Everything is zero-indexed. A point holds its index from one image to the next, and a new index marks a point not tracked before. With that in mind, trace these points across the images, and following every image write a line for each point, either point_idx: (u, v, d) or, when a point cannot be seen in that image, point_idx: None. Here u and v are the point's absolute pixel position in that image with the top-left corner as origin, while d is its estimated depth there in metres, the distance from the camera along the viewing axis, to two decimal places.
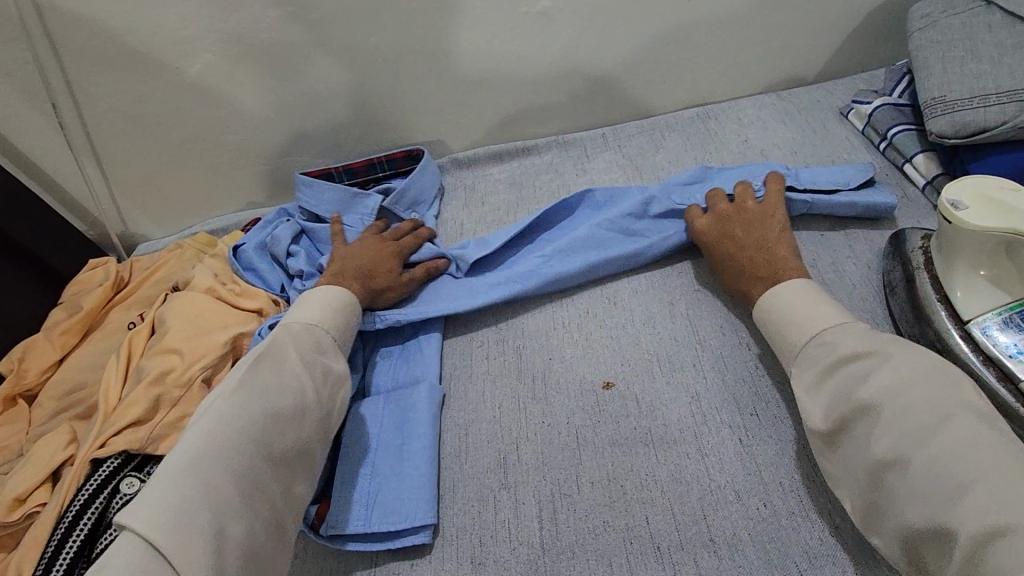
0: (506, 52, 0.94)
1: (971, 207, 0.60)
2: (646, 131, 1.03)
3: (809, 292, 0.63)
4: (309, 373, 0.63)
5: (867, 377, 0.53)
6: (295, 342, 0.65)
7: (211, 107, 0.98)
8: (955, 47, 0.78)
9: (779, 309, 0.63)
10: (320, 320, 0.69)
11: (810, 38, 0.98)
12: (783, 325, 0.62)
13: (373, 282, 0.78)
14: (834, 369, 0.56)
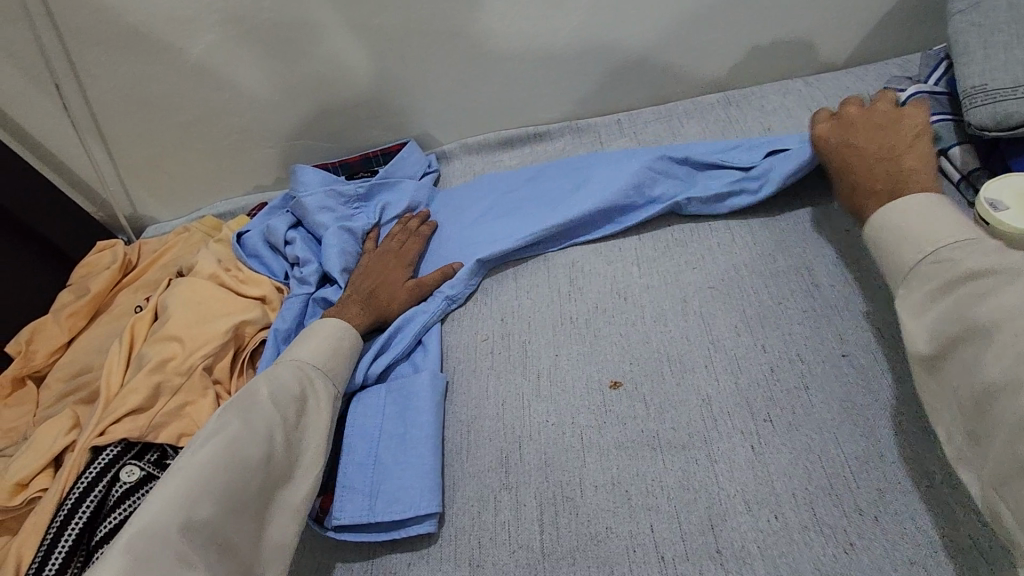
0: (518, 33, 0.91)
1: (1012, 207, 0.56)
2: (664, 117, 0.98)
3: (931, 203, 0.55)
4: (280, 418, 0.59)
5: (986, 294, 0.48)
6: (274, 384, 0.61)
7: (215, 88, 0.96)
8: (1000, 32, 0.72)
9: (896, 215, 0.56)
10: (307, 360, 0.66)
11: (842, 20, 0.92)
12: (896, 237, 0.56)
13: (376, 303, 0.77)
14: (946, 289, 0.50)
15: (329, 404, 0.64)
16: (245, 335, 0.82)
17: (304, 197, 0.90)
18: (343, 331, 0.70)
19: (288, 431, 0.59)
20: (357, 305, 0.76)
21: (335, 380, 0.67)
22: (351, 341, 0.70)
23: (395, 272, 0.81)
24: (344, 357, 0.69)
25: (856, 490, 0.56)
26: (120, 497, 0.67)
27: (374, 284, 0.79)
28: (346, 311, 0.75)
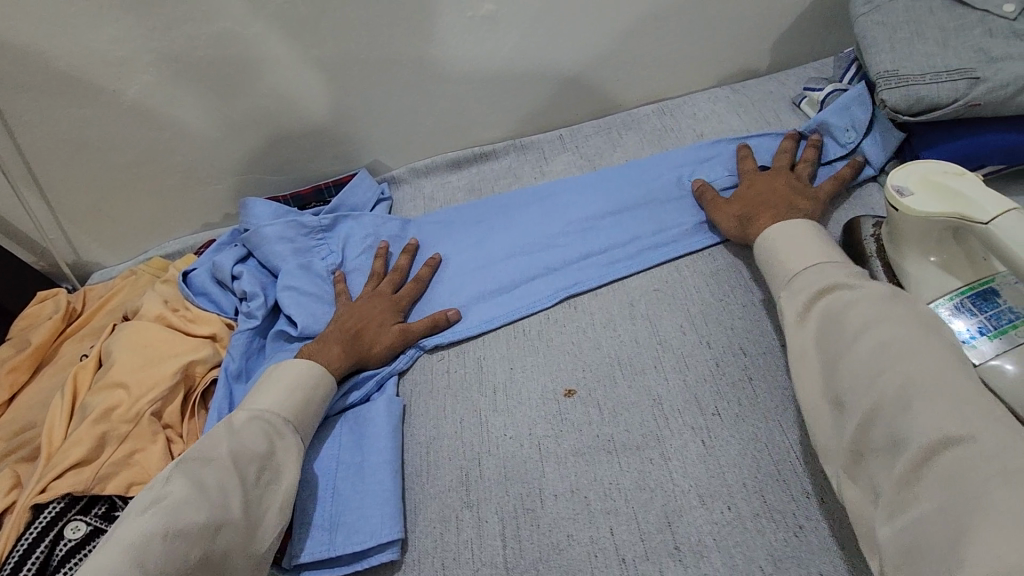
0: (456, 59, 0.93)
1: (917, 193, 0.58)
2: (603, 130, 1.02)
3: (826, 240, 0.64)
4: (238, 476, 0.57)
5: (845, 304, 0.55)
6: (235, 441, 0.59)
7: (155, 129, 0.95)
8: (901, 29, 0.73)
9: (784, 238, 0.66)
10: (275, 411, 0.64)
11: (759, 28, 0.97)
12: (784, 258, 0.64)
13: (357, 342, 0.73)
14: (811, 305, 0.57)
15: (295, 460, 0.62)
16: (195, 375, 0.80)
17: (262, 227, 0.90)
18: (319, 375, 0.68)
19: (246, 490, 0.57)
20: (339, 343, 0.72)
21: (301, 433, 0.65)
22: (324, 389, 0.68)
23: (387, 311, 0.77)
24: (312, 409, 0.67)
25: (802, 476, 0.57)
26: (66, 555, 0.64)
27: (362, 322, 0.75)
28: (324, 349, 0.72)
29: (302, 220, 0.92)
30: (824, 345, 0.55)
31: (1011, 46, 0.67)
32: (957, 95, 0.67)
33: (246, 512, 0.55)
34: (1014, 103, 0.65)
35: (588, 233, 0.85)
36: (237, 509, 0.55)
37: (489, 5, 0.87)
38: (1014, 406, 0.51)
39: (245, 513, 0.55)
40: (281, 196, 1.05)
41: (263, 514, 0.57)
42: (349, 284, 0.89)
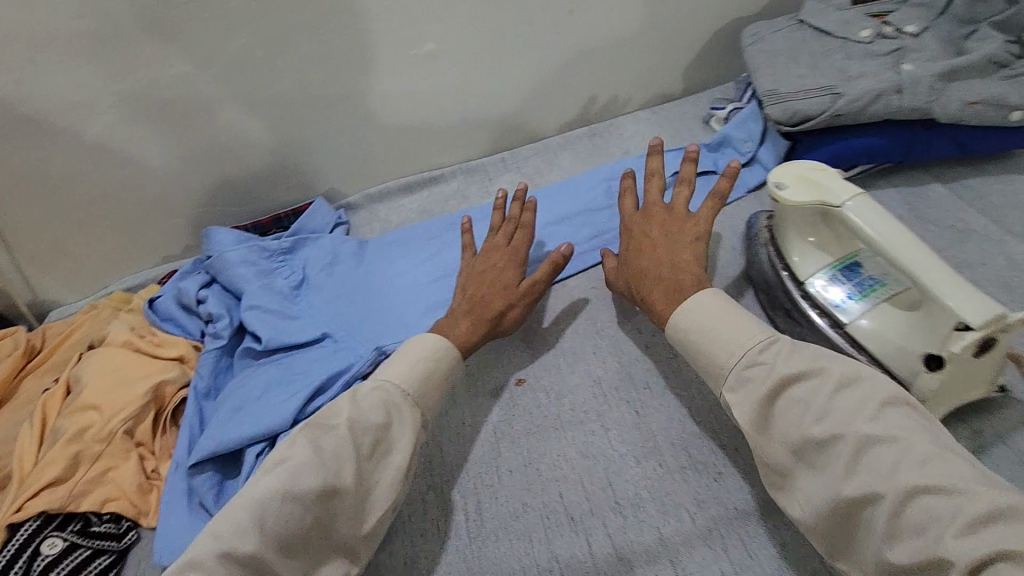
0: (402, 94, 1.02)
1: (792, 186, 0.69)
2: (541, 152, 1.12)
3: (724, 303, 0.64)
4: (354, 446, 0.59)
5: (799, 397, 0.56)
6: (355, 410, 0.61)
7: (115, 167, 0.99)
8: (780, 55, 0.87)
9: (686, 323, 0.65)
10: (396, 384, 0.65)
11: (671, 58, 1.10)
12: (700, 346, 0.63)
13: (490, 312, 0.74)
14: (765, 400, 0.57)
15: (410, 439, 0.62)
16: (166, 395, 0.84)
17: (225, 252, 0.95)
18: (440, 349, 0.69)
19: (362, 461, 0.59)
20: (461, 322, 0.73)
21: (422, 405, 0.66)
22: (448, 362, 0.69)
23: (505, 272, 0.77)
24: (436, 381, 0.68)
25: (720, 431, 0.66)
26: (44, 569, 0.67)
27: (496, 286, 0.76)
28: (453, 328, 0.73)
29: (265, 244, 0.98)
30: (793, 449, 0.55)
31: (863, 66, 0.81)
32: (823, 108, 0.79)
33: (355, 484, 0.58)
34: (870, 111, 0.77)
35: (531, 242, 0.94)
36: (349, 478, 0.57)
37: (431, 44, 0.97)
38: (874, 352, 0.64)
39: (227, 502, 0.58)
40: (241, 226, 1.11)
41: (374, 486, 0.60)
42: (310, 301, 0.94)
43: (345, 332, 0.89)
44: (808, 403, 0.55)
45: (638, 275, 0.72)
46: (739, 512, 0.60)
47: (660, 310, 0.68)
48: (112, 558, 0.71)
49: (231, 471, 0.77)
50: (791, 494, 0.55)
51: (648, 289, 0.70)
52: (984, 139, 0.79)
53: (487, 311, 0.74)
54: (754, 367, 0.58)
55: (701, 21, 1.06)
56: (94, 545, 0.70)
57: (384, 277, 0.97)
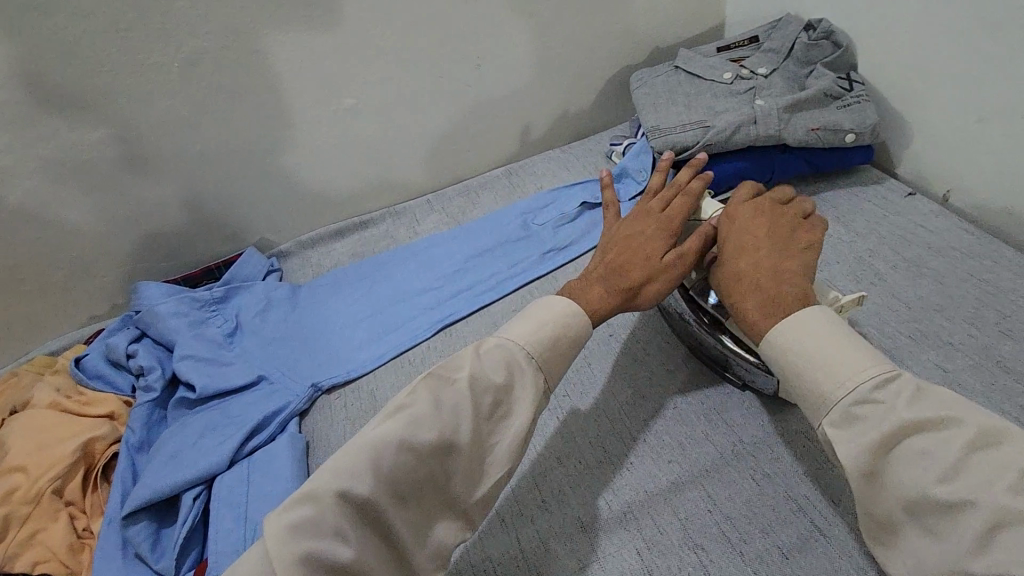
0: (327, 146, 1.09)
1: None
2: (463, 192, 1.21)
3: (837, 330, 0.55)
4: (474, 407, 0.55)
5: (915, 451, 0.48)
6: (476, 365, 0.57)
7: (38, 229, 1.00)
8: (660, 96, 1.00)
9: (788, 342, 0.56)
10: (522, 343, 0.59)
11: (575, 103, 1.23)
12: (809, 377, 0.55)
13: (629, 281, 0.67)
14: (879, 447, 0.49)
15: (530, 401, 0.57)
16: (95, 451, 0.83)
17: (156, 305, 0.97)
18: (574, 313, 0.63)
19: (478, 423, 0.55)
20: (601, 287, 0.67)
21: (547, 374, 0.60)
22: (573, 336, 0.62)
23: (653, 241, 0.70)
24: (560, 346, 0.61)
25: (631, 426, 0.74)
26: None
27: (623, 259, 0.69)
28: (589, 292, 0.66)
29: (196, 294, 1.00)
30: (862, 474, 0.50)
31: (727, 103, 0.94)
32: (697, 139, 0.91)
33: (474, 438, 0.54)
34: (735, 139, 0.90)
35: (457, 275, 1.02)
36: (467, 435, 0.54)
37: (352, 99, 1.05)
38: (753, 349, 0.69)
39: None
40: (172, 279, 1.12)
41: (492, 447, 0.56)
42: (245, 346, 0.97)
43: (281, 369, 0.93)
44: (934, 457, 0.47)
45: (755, 278, 0.62)
46: (651, 493, 0.67)
47: (756, 322, 0.60)
48: None
49: (169, 519, 0.77)
50: (895, 549, 0.51)
51: (749, 294, 0.61)
52: (830, 158, 0.94)
53: (620, 279, 0.67)
54: (867, 405, 0.51)
55: (596, 69, 1.20)
56: None
57: (318, 316, 1.01)
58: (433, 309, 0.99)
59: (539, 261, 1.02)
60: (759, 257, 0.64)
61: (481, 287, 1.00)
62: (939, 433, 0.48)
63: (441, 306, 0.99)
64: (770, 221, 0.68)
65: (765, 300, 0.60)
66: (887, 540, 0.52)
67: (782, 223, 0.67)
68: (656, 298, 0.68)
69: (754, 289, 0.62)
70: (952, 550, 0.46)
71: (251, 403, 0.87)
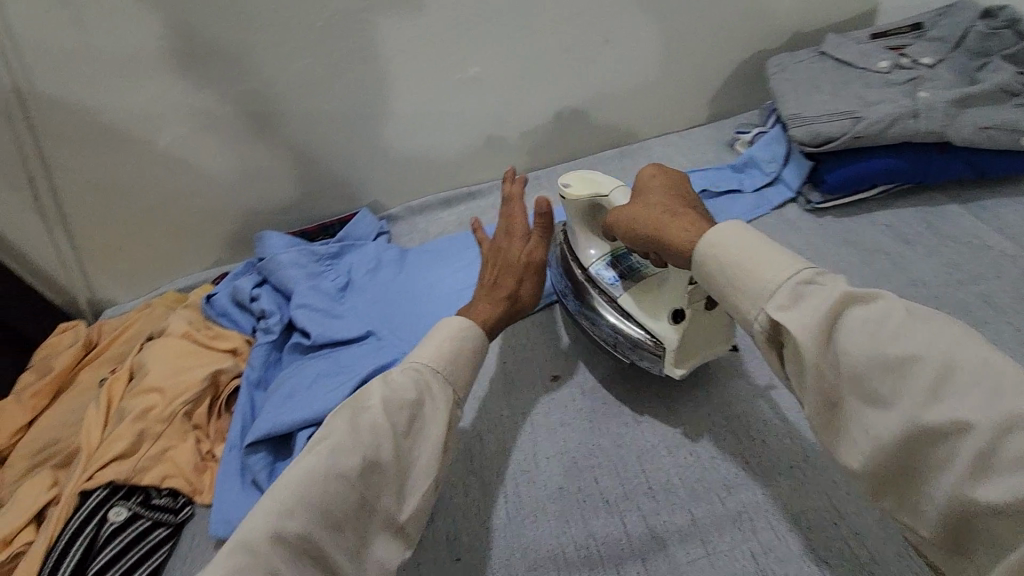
0: (447, 114, 1.10)
1: (575, 184, 0.78)
2: (572, 172, 1.19)
3: (760, 234, 0.51)
4: (390, 425, 0.54)
5: (857, 316, 0.43)
6: (386, 390, 0.56)
7: (180, 174, 1.08)
8: (802, 83, 0.93)
9: (727, 247, 0.51)
10: (427, 364, 0.61)
11: (698, 88, 1.18)
12: (747, 267, 0.50)
13: (504, 293, 0.73)
14: (819, 322, 0.44)
15: (442, 412, 0.58)
16: (220, 382, 0.89)
17: (278, 255, 1.02)
18: (469, 329, 0.65)
19: (397, 441, 0.55)
20: (482, 300, 0.72)
21: (450, 382, 0.61)
22: (473, 346, 0.64)
23: (513, 252, 0.77)
24: (462, 362, 0.63)
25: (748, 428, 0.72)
26: (112, 534, 0.71)
27: (517, 250, 0.77)
28: (473, 307, 0.72)
29: (314, 248, 1.05)
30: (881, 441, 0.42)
31: (881, 94, 0.87)
32: (845, 130, 0.85)
33: (397, 454, 0.54)
34: (890, 132, 0.83)
35: None
36: (389, 455, 0.53)
37: (475, 68, 1.05)
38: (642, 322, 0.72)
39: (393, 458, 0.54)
40: (290, 232, 1.18)
41: (412, 462, 0.56)
42: (355, 301, 1.01)
43: (390, 327, 0.95)
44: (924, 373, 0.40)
45: (669, 216, 0.61)
46: (765, 496, 0.66)
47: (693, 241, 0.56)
48: (167, 531, 0.75)
49: (283, 453, 0.82)
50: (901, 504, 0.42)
51: (671, 226, 0.59)
52: (997, 162, 0.85)
53: (495, 294, 0.73)
54: (809, 286, 0.46)
55: (727, 53, 1.14)
56: (153, 517, 0.75)
57: (424, 280, 1.03)
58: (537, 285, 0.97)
59: None
60: (663, 196, 0.64)
61: None
62: (881, 302, 0.43)
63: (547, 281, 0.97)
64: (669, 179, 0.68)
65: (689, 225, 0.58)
66: (836, 430, 0.45)
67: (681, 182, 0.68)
68: (532, 298, 0.76)
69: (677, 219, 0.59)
70: (907, 409, 0.40)
71: (361, 356, 0.91)
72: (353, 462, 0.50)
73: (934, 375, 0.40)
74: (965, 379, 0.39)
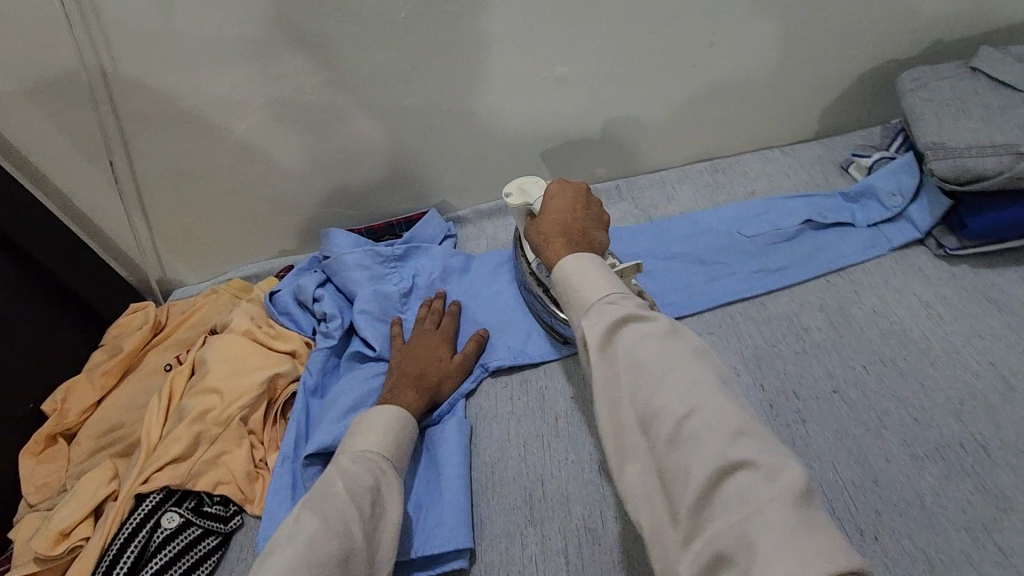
0: (529, 115, 1.02)
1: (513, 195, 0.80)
2: (656, 183, 1.10)
3: (608, 269, 0.58)
4: (357, 511, 0.58)
5: (633, 332, 0.51)
6: (347, 478, 0.61)
7: (253, 163, 1.05)
8: (948, 105, 0.80)
9: (575, 269, 0.58)
10: (375, 451, 0.65)
11: (809, 98, 1.05)
12: (579, 289, 0.57)
13: (427, 382, 0.78)
14: (606, 336, 0.51)
15: (394, 496, 0.63)
16: (277, 386, 0.87)
17: (343, 255, 0.98)
18: (405, 416, 0.71)
19: (363, 525, 0.58)
20: (408, 387, 0.75)
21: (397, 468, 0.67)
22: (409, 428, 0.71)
23: (435, 351, 0.83)
24: (403, 449, 0.69)
25: (856, 514, 0.62)
26: (163, 541, 0.71)
27: (420, 366, 0.79)
28: (399, 395, 0.75)
29: (379, 250, 1.00)
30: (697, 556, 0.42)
31: None
32: (1000, 169, 0.73)
33: (365, 540, 0.57)
34: None
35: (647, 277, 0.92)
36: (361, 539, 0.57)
37: (563, 69, 0.96)
38: None
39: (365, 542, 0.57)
40: (359, 229, 1.15)
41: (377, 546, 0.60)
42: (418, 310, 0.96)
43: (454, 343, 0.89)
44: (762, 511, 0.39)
45: (566, 229, 0.68)
46: None
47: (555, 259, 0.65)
48: (218, 539, 0.74)
49: None
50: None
51: (555, 239, 0.67)
52: None
53: (429, 386, 0.78)
54: (612, 308, 0.53)
55: (849, 61, 1.00)
56: (204, 526, 0.74)
57: (491, 291, 0.97)
58: None
59: (751, 273, 0.87)
60: (569, 206, 0.71)
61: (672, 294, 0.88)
62: (653, 323, 0.51)
63: None
64: (575, 189, 0.74)
65: (562, 246, 0.65)
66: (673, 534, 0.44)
67: (586, 196, 0.73)
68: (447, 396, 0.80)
69: (556, 241, 0.66)
70: (660, 435, 0.46)
71: None
72: (331, 548, 0.53)
73: (672, 381, 0.47)
74: (685, 382, 0.47)
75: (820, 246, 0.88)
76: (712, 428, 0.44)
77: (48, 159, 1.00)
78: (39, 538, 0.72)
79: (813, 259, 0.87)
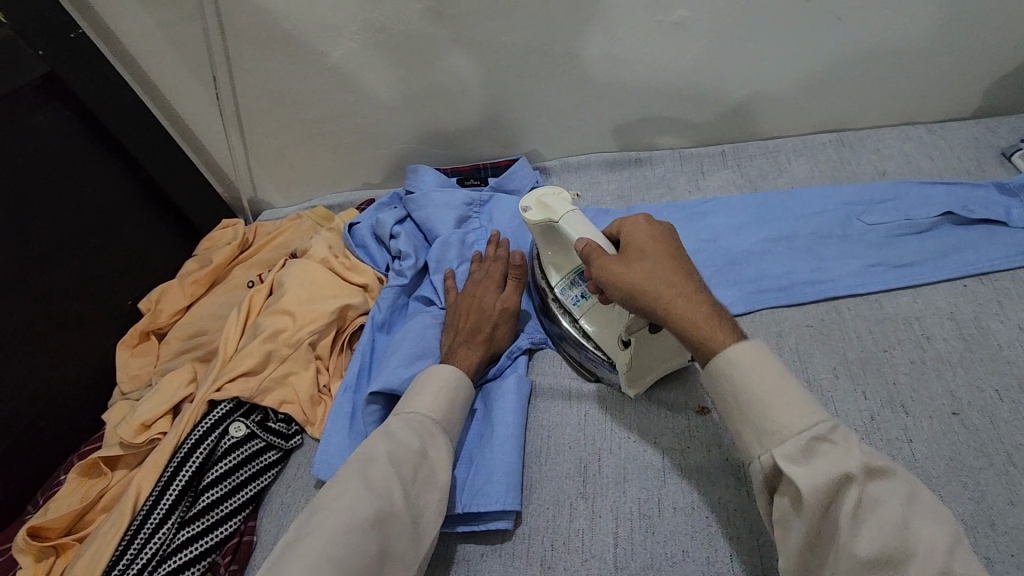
0: (638, 64, 0.92)
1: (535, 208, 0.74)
2: (770, 153, 0.99)
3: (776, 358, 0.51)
4: (400, 475, 0.58)
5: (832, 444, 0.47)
6: (393, 442, 0.61)
7: (346, 91, 1.04)
8: None
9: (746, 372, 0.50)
10: (425, 413, 0.65)
11: (976, 68, 0.89)
12: (753, 385, 0.50)
13: (479, 338, 0.75)
14: (835, 485, 0.45)
15: (445, 455, 0.63)
16: (346, 317, 0.88)
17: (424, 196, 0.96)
18: (459, 377, 0.69)
19: (406, 489, 0.58)
20: (465, 349, 0.74)
21: (450, 432, 0.66)
22: (464, 389, 0.69)
23: (486, 304, 0.78)
24: (457, 409, 0.68)
25: None
26: (228, 449, 0.75)
27: (473, 319, 0.77)
28: (456, 356, 0.73)
29: (460, 194, 0.97)
30: None
31: None
32: None
33: (408, 506, 0.57)
34: None
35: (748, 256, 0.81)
36: (401, 504, 0.57)
37: (684, 12, 0.86)
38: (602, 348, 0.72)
39: (408, 507, 0.57)
40: (444, 169, 1.13)
41: (424, 510, 0.59)
42: None
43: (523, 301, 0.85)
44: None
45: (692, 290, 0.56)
46: None
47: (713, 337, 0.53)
48: (278, 455, 0.78)
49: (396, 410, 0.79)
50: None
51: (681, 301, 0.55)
52: None
53: (481, 343, 0.75)
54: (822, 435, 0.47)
55: None
56: (266, 440, 0.78)
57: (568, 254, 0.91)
58: (698, 291, 0.79)
59: (871, 265, 0.76)
60: (671, 252, 0.60)
61: (773, 277, 0.78)
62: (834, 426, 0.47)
63: (715, 286, 0.79)
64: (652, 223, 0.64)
65: (706, 321, 0.54)
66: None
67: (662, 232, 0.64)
68: (503, 348, 0.77)
69: (706, 316, 0.54)
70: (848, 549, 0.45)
71: None
72: (366, 512, 0.54)
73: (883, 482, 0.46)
74: (917, 529, 0.44)
75: (961, 244, 0.76)
76: (904, 534, 0.44)
77: (159, 70, 1.04)
78: (124, 426, 0.78)
79: (946, 259, 0.75)
